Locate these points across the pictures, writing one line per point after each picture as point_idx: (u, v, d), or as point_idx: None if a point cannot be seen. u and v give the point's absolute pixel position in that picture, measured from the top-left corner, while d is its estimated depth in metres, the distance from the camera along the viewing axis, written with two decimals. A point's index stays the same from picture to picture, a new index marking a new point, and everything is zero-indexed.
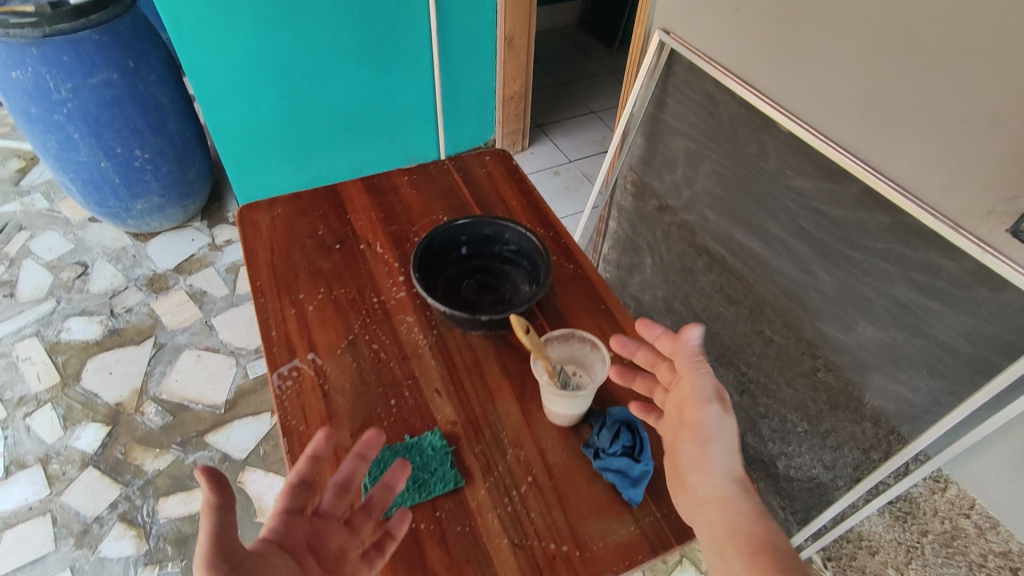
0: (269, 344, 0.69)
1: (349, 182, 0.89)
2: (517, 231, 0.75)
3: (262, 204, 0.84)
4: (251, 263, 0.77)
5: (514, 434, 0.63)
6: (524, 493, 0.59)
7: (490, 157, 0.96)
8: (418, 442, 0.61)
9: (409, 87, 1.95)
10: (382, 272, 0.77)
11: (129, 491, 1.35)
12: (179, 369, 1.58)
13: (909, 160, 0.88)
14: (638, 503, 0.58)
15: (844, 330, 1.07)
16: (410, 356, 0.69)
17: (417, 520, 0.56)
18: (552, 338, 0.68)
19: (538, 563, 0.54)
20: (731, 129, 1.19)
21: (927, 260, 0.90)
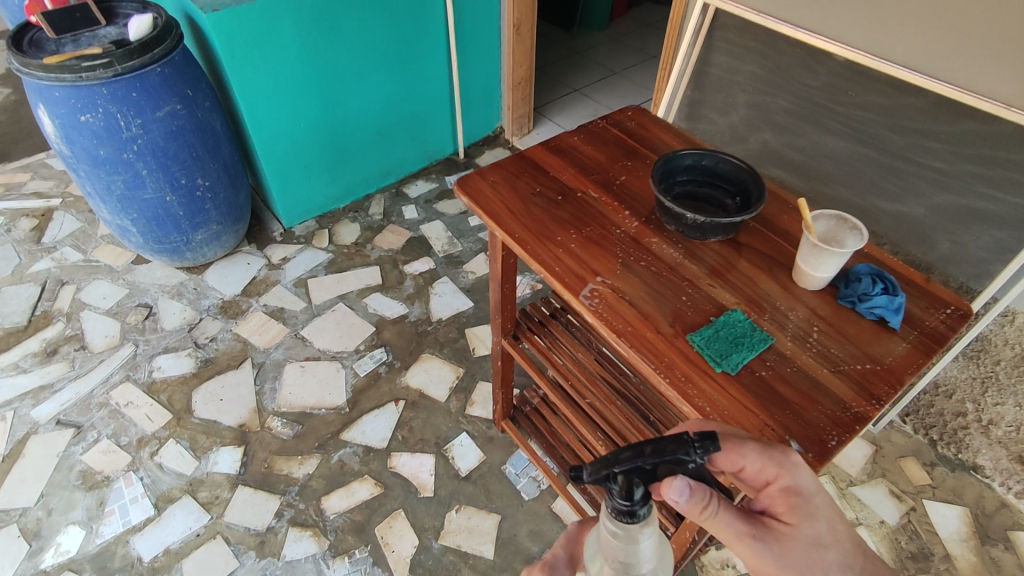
0: (557, 275, 0.82)
1: (534, 148, 1.02)
2: (716, 157, 0.90)
3: (474, 175, 0.96)
4: (496, 219, 0.90)
5: (786, 301, 0.79)
6: (819, 337, 0.75)
7: (633, 113, 1.10)
8: (727, 319, 0.76)
9: (429, 83, 2.06)
10: (609, 209, 0.91)
11: (289, 498, 1.39)
12: (288, 381, 1.61)
13: (961, 62, 1.08)
14: (899, 326, 0.76)
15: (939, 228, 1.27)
16: (675, 265, 0.83)
17: (758, 369, 0.71)
18: (822, 213, 0.79)
19: (856, 379, 0.71)
20: (786, 66, 1.36)
21: (986, 139, 1.11)
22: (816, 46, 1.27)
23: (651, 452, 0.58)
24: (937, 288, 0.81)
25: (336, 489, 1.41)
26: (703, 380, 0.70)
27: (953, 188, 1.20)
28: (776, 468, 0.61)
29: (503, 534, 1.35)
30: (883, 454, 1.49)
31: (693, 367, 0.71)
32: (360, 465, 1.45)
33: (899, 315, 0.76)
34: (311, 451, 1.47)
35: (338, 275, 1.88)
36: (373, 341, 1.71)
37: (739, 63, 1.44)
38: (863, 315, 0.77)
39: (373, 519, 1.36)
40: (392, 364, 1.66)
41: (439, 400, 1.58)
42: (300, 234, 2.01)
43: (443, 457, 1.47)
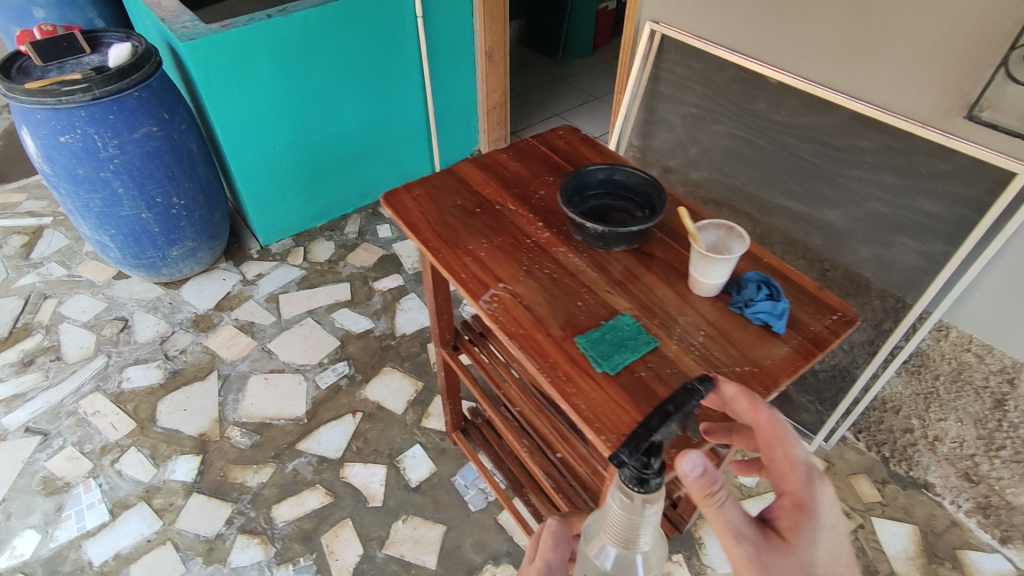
0: (462, 281, 0.85)
1: (462, 164, 1.06)
2: (626, 171, 0.94)
3: (400, 189, 1.01)
4: (414, 230, 0.94)
5: (678, 307, 0.82)
6: (704, 341, 0.78)
7: (563, 131, 1.14)
8: (616, 323, 0.79)
9: (405, 109, 2.12)
10: (523, 221, 0.95)
11: (241, 506, 1.42)
12: (251, 393, 1.65)
13: (881, 85, 1.12)
14: (783, 331, 0.78)
15: (870, 245, 1.27)
16: (576, 272, 0.87)
17: (638, 370, 0.74)
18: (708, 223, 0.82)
19: (733, 381, 0.73)
20: (726, 89, 1.39)
21: (905, 157, 1.14)
22: (750, 69, 1.32)
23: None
24: (829, 295, 0.84)
25: (287, 497, 1.43)
26: (583, 379, 0.73)
27: (880, 201, 1.21)
28: (800, 481, 0.63)
29: (447, 545, 1.36)
30: (835, 471, 1.49)
31: (576, 368, 0.74)
32: (313, 475, 1.48)
33: (783, 320, 0.78)
34: (267, 460, 1.51)
35: (309, 291, 1.93)
36: (337, 354, 1.75)
37: (683, 87, 1.48)
38: (749, 320, 0.79)
39: (321, 527, 1.39)
40: (353, 377, 1.70)
41: (396, 413, 1.61)
42: (276, 251, 2.07)
43: (395, 469, 1.49)
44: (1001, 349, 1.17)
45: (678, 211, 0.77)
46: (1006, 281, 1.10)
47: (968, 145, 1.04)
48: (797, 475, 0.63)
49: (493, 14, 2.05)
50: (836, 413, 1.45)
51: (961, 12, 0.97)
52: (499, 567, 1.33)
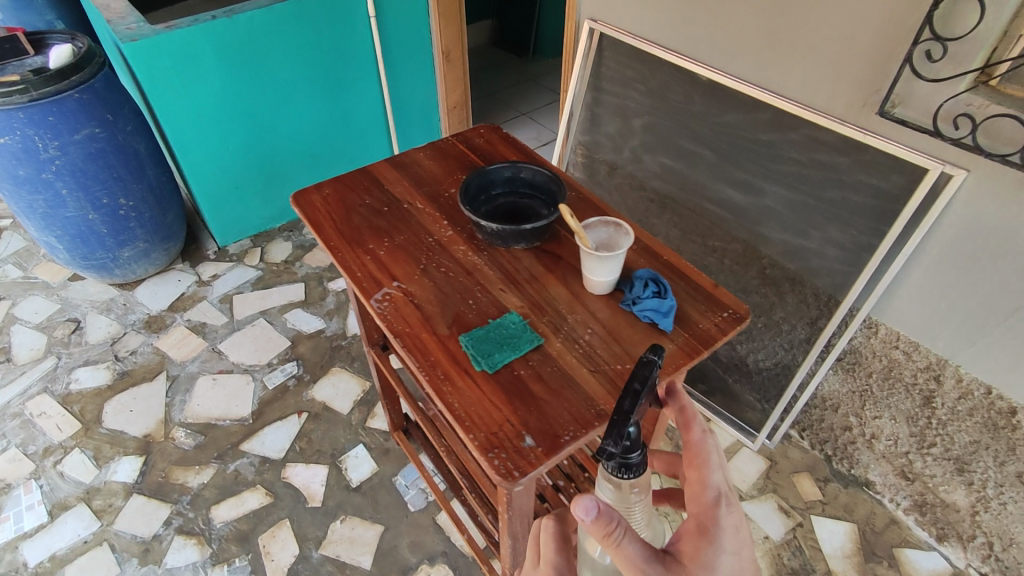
0: (358, 280, 0.85)
1: (377, 163, 1.06)
2: (532, 170, 0.94)
3: (310, 189, 1.00)
4: (318, 229, 0.94)
5: (569, 305, 0.81)
6: (589, 339, 0.77)
7: (485, 130, 1.14)
8: (501, 321, 0.78)
9: (363, 109, 2.11)
10: (429, 219, 0.95)
11: (180, 507, 1.41)
12: (198, 394, 1.65)
13: (802, 81, 1.13)
14: (670, 328, 0.77)
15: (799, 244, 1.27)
16: (473, 271, 0.86)
17: (517, 368, 0.74)
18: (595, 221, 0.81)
19: (611, 378, 0.73)
20: (661, 86, 1.39)
21: (826, 152, 1.13)
22: (682, 66, 1.32)
23: (646, 387, 0.54)
24: (724, 292, 0.83)
25: (226, 498, 1.43)
26: (461, 377, 0.73)
27: (807, 198, 1.20)
28: (707, 505, 0.63)
29: (383, 545, 1.36)
30: (777, 469, 1.49)
31: (455, 366, 0.74)
32: (254, 476, 1.47)
33: (669, 318, 0.78)
34: (209, 461, 1.50)
35: (263, 292, 1.93)
36: (287, 355, 1.75)
37: (622, 85, 1.48)
38: (637, 317, 0.79)
39: (258, 527, 1.38)
40: (301, 377, 1.69)
41: (341, 413, 1.61)
42: (233, 252, 2.07)
43: (337, 469, 1.49)
44: (927, 345, 1.16)
45: (561, 208, 0.76)
46: (927, 278, 1.09)
47: (881, 141, 1.04)
48: (704, 497, 0.64)
49: (450, 13, 2.05)
50: (776, 410, 1.45)
51: (868, 9, 0.98)
52: (433, 567, 1.33)
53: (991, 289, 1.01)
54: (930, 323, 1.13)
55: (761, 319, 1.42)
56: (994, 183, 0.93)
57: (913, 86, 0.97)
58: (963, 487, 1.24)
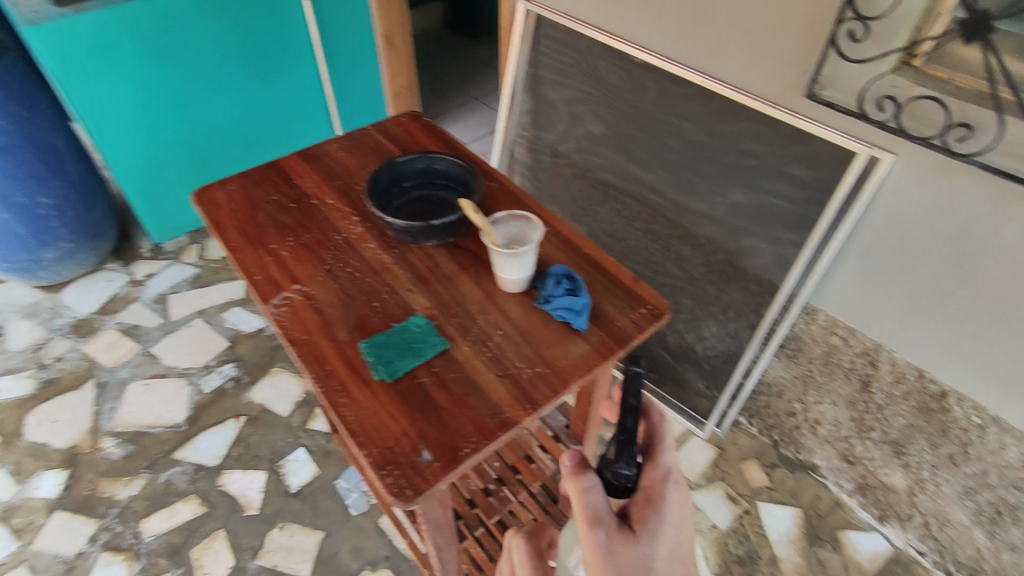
0: (255, 284, 0.79)
1: (288, 156, 0.99)
2: (445, 160, 0.89)
3: (214, 185, 0.93)
4: (217, 229, 0.87)
5: (480, 305, 0.77)
6: (498, 341, 0.73)
7: (406, 119, 1.08)
8: (406, 324, 0.73)
9: (301, 95, 2.03)
10: (339, 216, 0.89)
11: (107, 521, 1.34)
12: (129, 400, 1.57)
13: (734, 63, 1.10)
14: (584, 327, 0.73)
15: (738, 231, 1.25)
16: (381, 271, 0.81)
17: (420, 376, 0.69)
18: (501, 218, 0.77)
19: (519, 383, 0.69)
20: (599, 69, 1.35)
21: (760, 136, 1.10)
22: (618, 49, 1.28)
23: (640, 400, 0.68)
24: (643, 287, 0.79)
25: (156, 510, 1.37)
26: (358, 388, 0.68)
27: (744, 184, 1.17)
28: (654, 479, 0.62)
29: (323, 552, 1.32)
30: (725, 457, 1.47)
31: (352, 375, 0.68)
32: (188, 485, 1.41)
33: (583, 316, 0.74)
34: (139, 471, 1.43)
35: (201, 290, 1.85)
36: (225, 356, 1.68)
37: (561, 68, 1.43)
38: (550, 316, 0.75)
39: (191, 539, 1.32)
40: (239, 379, 1.63)
41: (281, 415, 1.55)
42: (169, 249, 1.98)
43: (276, 474, 1.44)
44: (863, 330, 1.15)
45: (462, 205, 0.72)
46: (861, 263, 1.08)
47: (812, 124, 1.01)
48: (654, 472, 0.63)
49: None
50: (722, 399, 1.43)
51: None
52: (375, 572, 1.29)
53: (922, 273, 1.00)
54: (865, 308, 1.11)
55: (705, 306, 1.39)
56: (919, 166, 0.93)
57: (839, 68, 0.94)
58: (901, 470, 1.24)
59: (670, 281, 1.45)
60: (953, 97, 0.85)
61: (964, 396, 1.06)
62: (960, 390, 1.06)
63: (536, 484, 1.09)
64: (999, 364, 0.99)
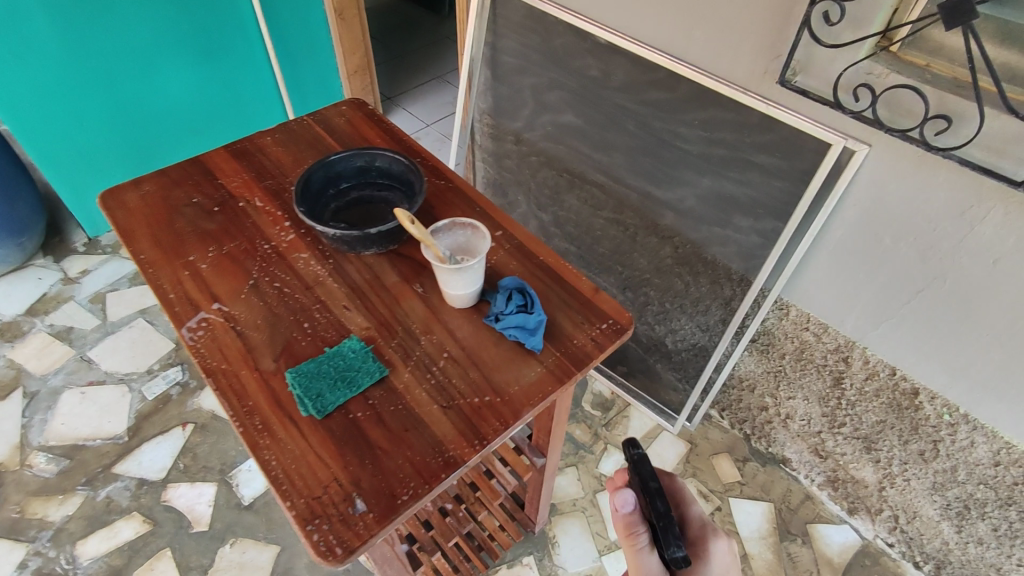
0: (168, 303, 0.69)
1: (212, 151, 0.89)
2: (386, 158, 0.81)
3: (124, 186, 0.82)
4: (126, 236, 0.76)
5: (424, 323, 0.69)
6: (444, 366, 0.65)
7: (347, 107, 0.99)
8: (339, 349, 0.65)
9: (247, 76, 1.88)
10: (267, 221, 0.79)
11: (39, 546, 1.26)
12: (63, 411, 1.46)
13: (703, 44, 1.02)
14: (539, 348, 0.66)
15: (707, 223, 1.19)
16: (314, 285, 0.72)
17: (354, 410, 0.61)
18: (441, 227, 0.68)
19: (466, 414, 0.61)
20: (560, 49, 1.26)
21: (730, 124, 1.03)
22: (580, 27, 1.19)
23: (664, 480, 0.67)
24: (604, 298, 0.73)
25: (96, 530, 1.28)
26: (283, 426, 0.60)
27: (714, 174, 1.11)
28: None
29: (278, 568, 1.25)
30: (697, 452, 1.43)
31: (276, 412, 0.60)
32: (129, 502, 1.32)
33: (538, 336, 0.67)
34: (75, 488, 1.34)
35: (142, 288, 1.72)
36: (169, 359, 1.57)
37: (521, 47, 1.33)
38: (501, 336, 0.68)
39: (132, 561, 1.24)
40: (185, 384, 1.52)
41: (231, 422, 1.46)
42: (106, 243, 1.84)
43: (226, 486, 1.35)
44: (835, 326, 1.10)
45: (396, 213, 0.64)
46: (834, 258, 1.03)
47: (784, 113, 0.95)
48: None
49: None
50: (692, 395, 1.38)
51: None
52: None
53: (896, 268, 0.96)
54: (837, 303, 1.07)
55: (675, 300, 1.34)
56: (897, 157, 0.88)
57: (814, 51, 0.89)
58: (871, 464, 1.22)
59: (639, 273, 1.39)
60: (930, 85, 0.81)
61: (934, 394, 1.03)
62: (930, 388, 1.03)
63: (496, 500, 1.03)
64: (971, 362, 0.96)
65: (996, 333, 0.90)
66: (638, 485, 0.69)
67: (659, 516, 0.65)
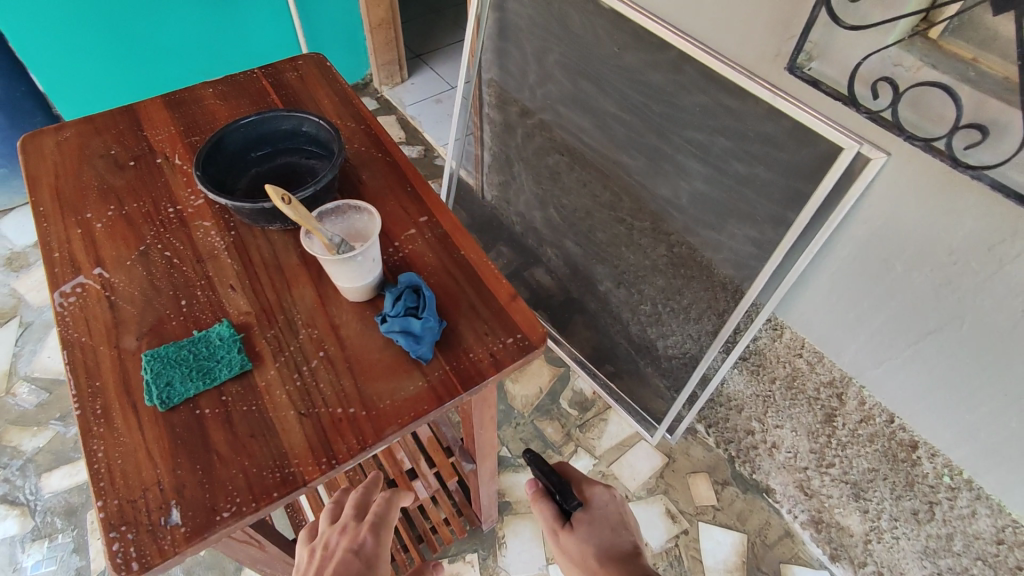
0: (50, 262, 0.65)
1: (148, 100, 0.82)
2: (312, 122, 0.71)
3: (48, 130, 0.78)
4: (32, 185, 0.72)
5: (308, 315, 0.62)
6: (315, 367, 0.58)
7: (303, 61, 0.89)
8: (206, 334, 0.59)
9: (264, 16, 1.81)
10: (179, 182, 0.73)
11: (8, 473, 1.29)
12: (51, 344, 1.49)
13: (713, 17, 0.87)
14: (427, 359, 0.58)
15: (704, 226, 1.05)
16: (205, 259, 0.66)
17: (204, 407, 0.55)
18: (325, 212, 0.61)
19: (324, 428, 0.55)
20: (565, 14, 1.12)
21: (735, 115, 0.89)
22: None
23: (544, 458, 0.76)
24: (520, 309, 0.63)
25: (61, 465, 1.30)
26: (124, 415, 0.54)
27: (713, 171, 0.97)
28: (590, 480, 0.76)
29: None
30: (673, 469, 1.33)
31: (120, 399, 0.55)
32: None
33: (427, 344, 0.58)
34: (49, 422, 1.37)
35: None
36: None
37: (526, 9, 1.21)
38: (388, 340, 0.60)
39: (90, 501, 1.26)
40: None
41: None
42: None
43: None
44: (831, 357, 0.97)
45: (266, 187, 0.53)
46: (836, 283, 0.89)
47: (793, 106, 0.79)
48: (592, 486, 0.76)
49: None
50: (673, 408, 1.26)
51: None
52: None
53: (904, 306, 0.81)
54: (835, 332, 0.93)
55: (667, 303, 1.22)
56: (915, 173, 0.71)
57: (835, 33, 0.72)
58: (857, 513, 1.09)
59: (633, 271, 1.27)
60: (971, 85, 0.63)
61: (935, 451, 0.89)
62: (931, 444, 0.89)
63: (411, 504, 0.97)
64: (979, 425, 0.81)
65: (1011, 399, 0.75)
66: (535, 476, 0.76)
67: (556, 488, 0.74)
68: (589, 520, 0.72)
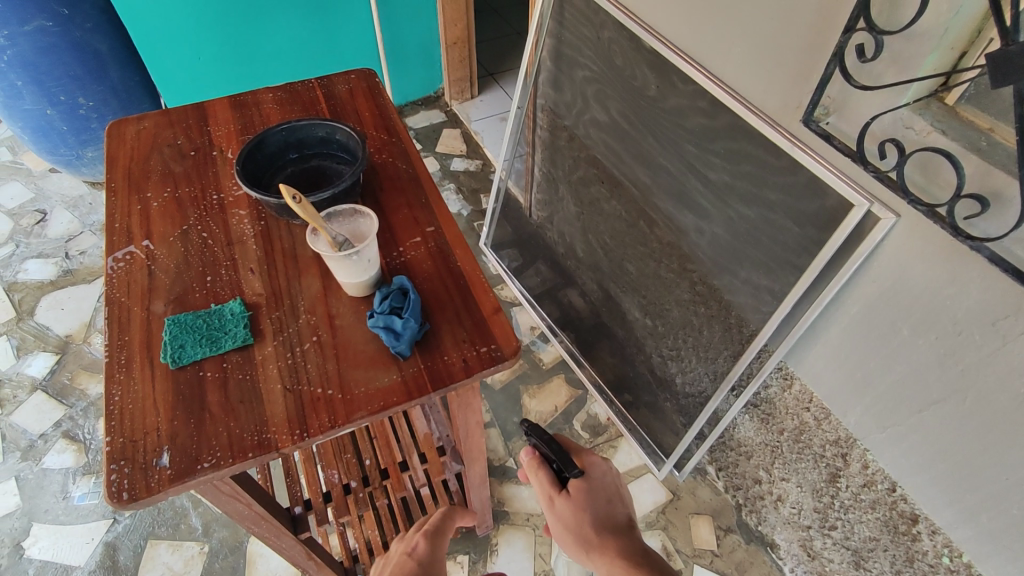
0: (110, 232, 0.76)
1: (216, 101, 0.94)
2: (343, 132, 0.79)
3: (130, 119, 0.90)
4: (109, 164, 0.84)
5: (310, 303, 0.69)
6: (307, 349, 0.65)
7: (356, 76, 0.98)
8: (220, 309, 0.67)
9: (352, 28, 1.96)
10: (227, 174, 0.83)
11: (72, 412, 1.46)
12: None
13: (742, 65, 0.89)
14: (405, 355, 0.63)
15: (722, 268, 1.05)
16: (234, 243, 0.74)
17: (206, 370, 0.63)
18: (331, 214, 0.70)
19: (303, 403, 0.61)
20: (612, 50, 1.16)
21: (756, 161, 0.89)
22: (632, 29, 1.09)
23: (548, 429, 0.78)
24: (501, 320, 0.67)
25: None
26: (140, 368, 0.63)
27: (735, 214, 0.97)
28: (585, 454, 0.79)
29: None
30: (676, 506, 1.32)
31: (140, 354, 0.64)
32: None
33: (406, 342, 0.63)
34: None
35: None
36: None
37: (578, 42, 1.25)
38: (373, 334, 0.65)
39: None
40: None
41: None
42: None
43: None
44: (837, 416, 0.94)
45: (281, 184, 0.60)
46: (844, 340, 0.87)
47: (808, 157, 0.80)
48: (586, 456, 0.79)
49: None
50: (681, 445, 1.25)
51: None
52: None
53: (909, 372, 0.79)
54: (841, 390, 0.91)
55: (685, 339, 1.22)
56: (924, 237, 0.70)
57: (851, 92, 0.73)
58: None
59: (656, 303, 1.28)
60: (979, 155, 0.62)
61: (936, 527, 0.85)
62: (933, 520, 0.85)
63: (399, 492, 1.03)
64: (982, 506, 0.77)
65: (1013, 483, 0.71)
66: (536, 443, 0.79)
67: (557, 456, 0.77)
68: (586, 489, 0.75)
